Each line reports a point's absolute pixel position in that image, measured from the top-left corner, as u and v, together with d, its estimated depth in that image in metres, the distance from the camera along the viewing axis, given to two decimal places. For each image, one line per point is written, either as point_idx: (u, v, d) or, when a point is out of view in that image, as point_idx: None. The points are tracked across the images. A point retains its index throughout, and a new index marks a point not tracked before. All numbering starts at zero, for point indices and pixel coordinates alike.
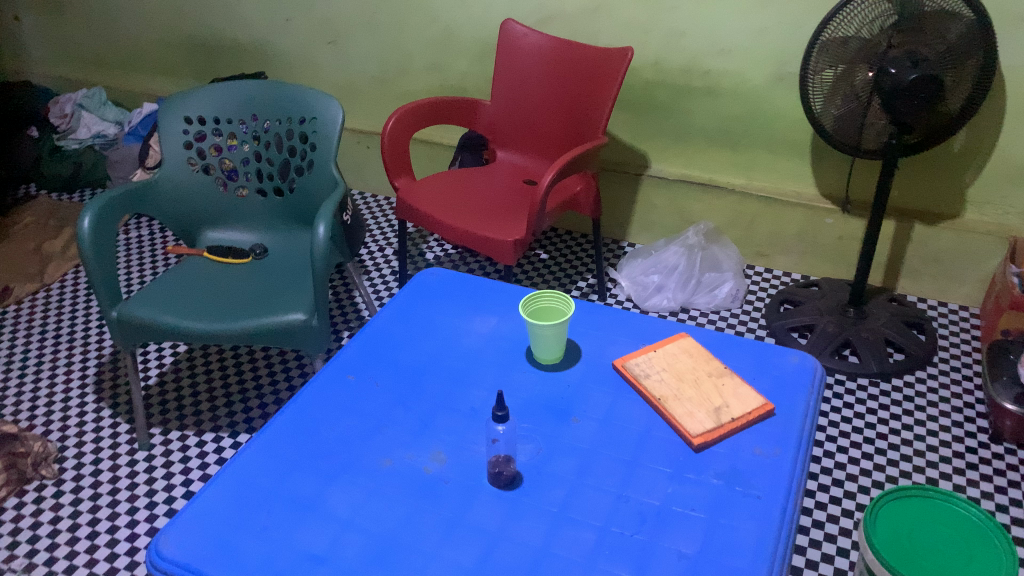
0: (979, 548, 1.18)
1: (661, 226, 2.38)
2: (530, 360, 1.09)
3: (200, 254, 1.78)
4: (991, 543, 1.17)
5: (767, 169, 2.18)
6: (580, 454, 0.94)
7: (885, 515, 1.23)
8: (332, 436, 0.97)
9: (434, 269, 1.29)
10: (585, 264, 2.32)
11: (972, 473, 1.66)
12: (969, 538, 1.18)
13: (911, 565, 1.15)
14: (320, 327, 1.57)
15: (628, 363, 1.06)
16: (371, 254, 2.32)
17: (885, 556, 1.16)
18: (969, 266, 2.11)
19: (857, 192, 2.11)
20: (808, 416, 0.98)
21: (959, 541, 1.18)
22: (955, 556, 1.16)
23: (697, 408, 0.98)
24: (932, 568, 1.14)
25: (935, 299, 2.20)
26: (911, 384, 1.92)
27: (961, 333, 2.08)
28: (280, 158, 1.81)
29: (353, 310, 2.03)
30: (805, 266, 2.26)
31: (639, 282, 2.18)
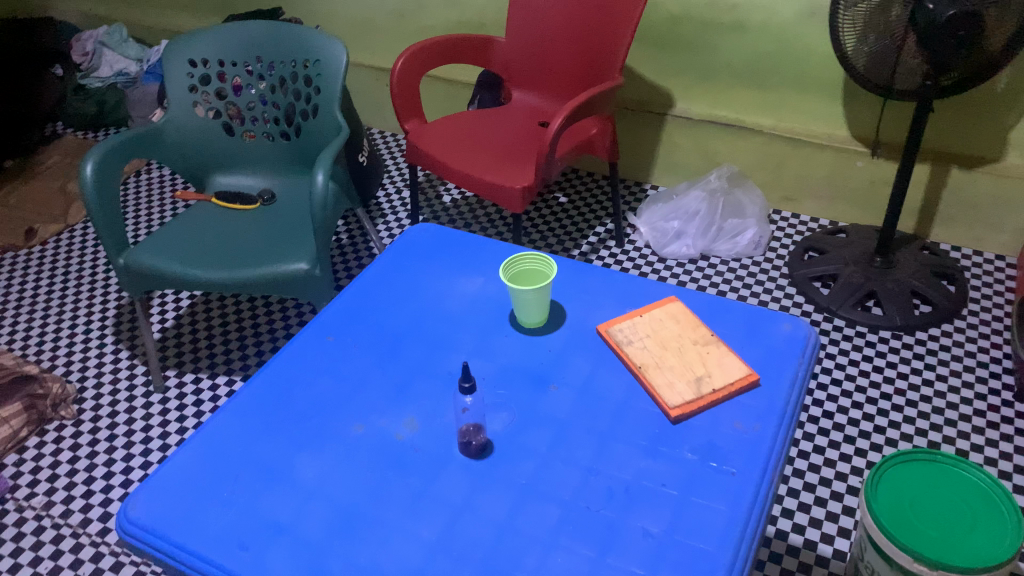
0: (983, 514, 1.15)
1: (685, 168, 2.30)
2: (513, 323, 1.06)
3: (209, 199, 1.77)
4: (995, 510, 1.14)
5: (796, 109, 2.08)
6: (555, 426, 0.92)
7: (887, 482, 1.20)
8: (309, 401, 0.97)
9: (424, 225, 1.26)
10: (605, 208, 2.27)
11: (992, 432, 1.62)
12: (974, 504, 1.15)
13: (912, 531, 1.13)
14: (323, 277, 1.56)
15: (612, 329, 1.02)
16: (386, 195, 2.29)
17: (885, 523, 1.14)
18: (1009, 214, 2.00)
19: (888, 133, 2.00)
20: (795, 388, 0.94)
21: (963, 507, 1.15)
22: (958, 522, 1.14)
23: (678, 377, 0.94)
24: (933, 535, 1.12)
25: (970, 248, 2.11)
26: (936, 338, 1.85)
27: (995, 284, 1.99)
28: (286, 102, 1.77)
29: (366, 251, 2.01)
30: (833, 212, 2.18)
31: (659, 228, 2.12)
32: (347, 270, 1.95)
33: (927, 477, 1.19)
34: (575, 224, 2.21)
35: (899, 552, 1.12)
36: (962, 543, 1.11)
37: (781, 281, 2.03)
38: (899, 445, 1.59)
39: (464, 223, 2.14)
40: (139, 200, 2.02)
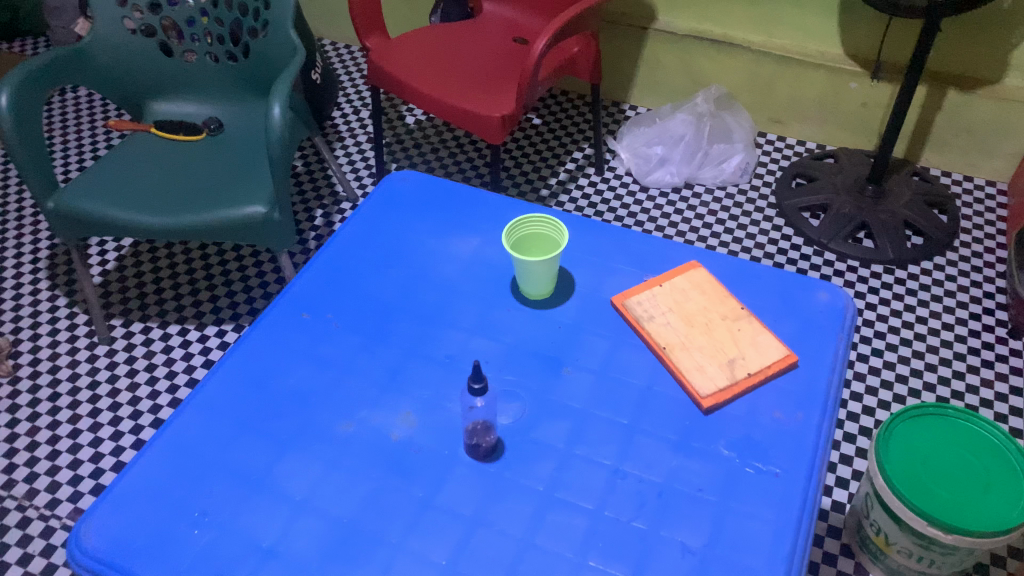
0: (996, 472, 1.11)
1: (668, 87, 2.15)
2: (516, 293, 0.94)
3: (147, 130, 1.56)
4: (1010, 469, 1.11)
5: (789, 25, 1.92)
6: (573, 417, 0.81)
7: (898, 440, 1.15)
8: (287, 393, 0.84)
9: (404, 172, 1.11)
10: (582, 131, 2.12)
11: (986, 372, 1.57)
12: (987, 462, 1.11)
13: (929, 495, 1.09)
14: (283, 221, 1.40)
15: (629, 301, 0.90)
16: (344, 116, 2.09)
17: (899, 485, 1.10)
18: (1004, 138, 1.91)
19: (890, 52, 1.86)
20: (837, 368, 0.85)
21: (977, 466, 1.11)
22: (972, 482, 1.10)
23: (708, 360, 0.84)
24: (947, 496, 1.09)
25: (961, 173, 2.03)
26: (929, 271, 1.79)
27: (986, 213, 1.92)
28: (231, 18, 1.53)
29: (326, 183, 1.84)
30: (822, 135, 2.07)
31: (641, 154, 1.98)
32: (306, 203, 1.79)
33: (941, 436, 1.15)
34: (551, 150, 2.06)
35: (914, 516, 1.10)
36: (975, 506, 1.07)
37: (769, 212, 1.93)
38: (895, 389, 1.54)
39: (431, 148, 1.97)
40: (69, 130, 1.81)
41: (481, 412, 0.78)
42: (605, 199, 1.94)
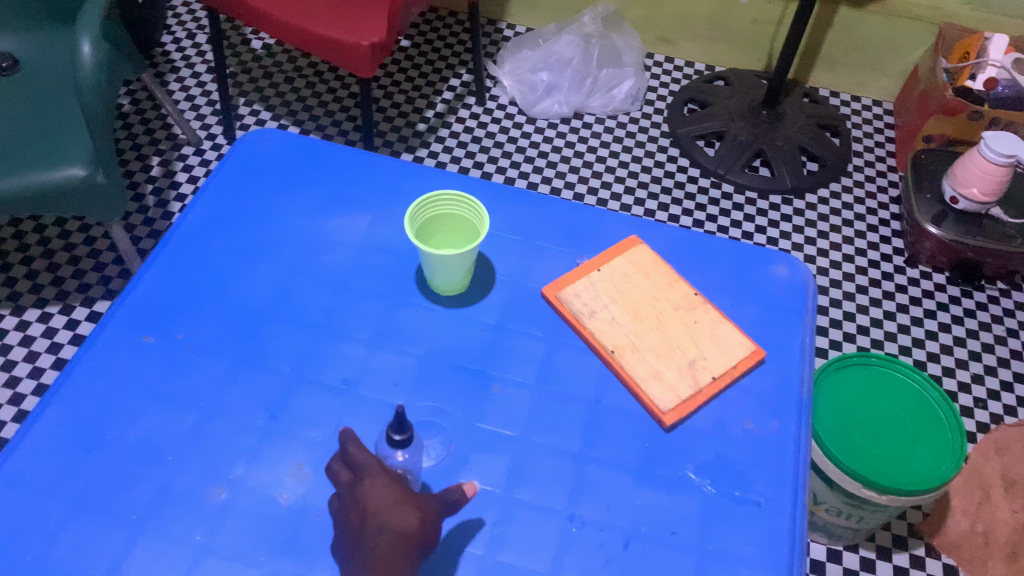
0: (924, 423, 1.03)
1: (548, 4, 1.91)
2: (422, 287, 0.76)
3: None
4: (938, 420, 1.03)
5: None
6: (507, 449, 0.66)
7: (826, 393, 1.06)
8: (130, 449, 0.64)
9: (264, 132, 0.88)
10: (460, 55, 1.89)
11: (889, 304, 1.54)
12: (914, 413, 1.04)
13: (857, 452, 1.00)
14: (110, 184, 1.09)
15: (563, 292, 0.74)
16: (175, 39, 1.74)
17: (826, 442, 1.00)
18: (892, 55, 1.85)
19: None
20: (807, 361, 0.73)
21: (903, 418, 1.03)
22: (900, 434, 1.02)
23: (665, 364, 0.70)
24: (876, 451, 1.00)
25: (849, 94, 1.96)
26: (827, 198, 1.72)
27: (875, 135, 1.87)
28: None
29: (162, 127, 1.54)
30: (711, 55, 1.92)
31: (526, 81, 1.79)
32: (138, 150, 1.49)
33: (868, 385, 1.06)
34: (425, 79, 1.83)
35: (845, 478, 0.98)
36: (905, 462, 0.99)
37: (662, 141, 1.78)
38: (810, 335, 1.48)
39: (286, 79, 1.68)
40: None
41: (399, 467, 0.60)
42: (491, 131, 1.74)
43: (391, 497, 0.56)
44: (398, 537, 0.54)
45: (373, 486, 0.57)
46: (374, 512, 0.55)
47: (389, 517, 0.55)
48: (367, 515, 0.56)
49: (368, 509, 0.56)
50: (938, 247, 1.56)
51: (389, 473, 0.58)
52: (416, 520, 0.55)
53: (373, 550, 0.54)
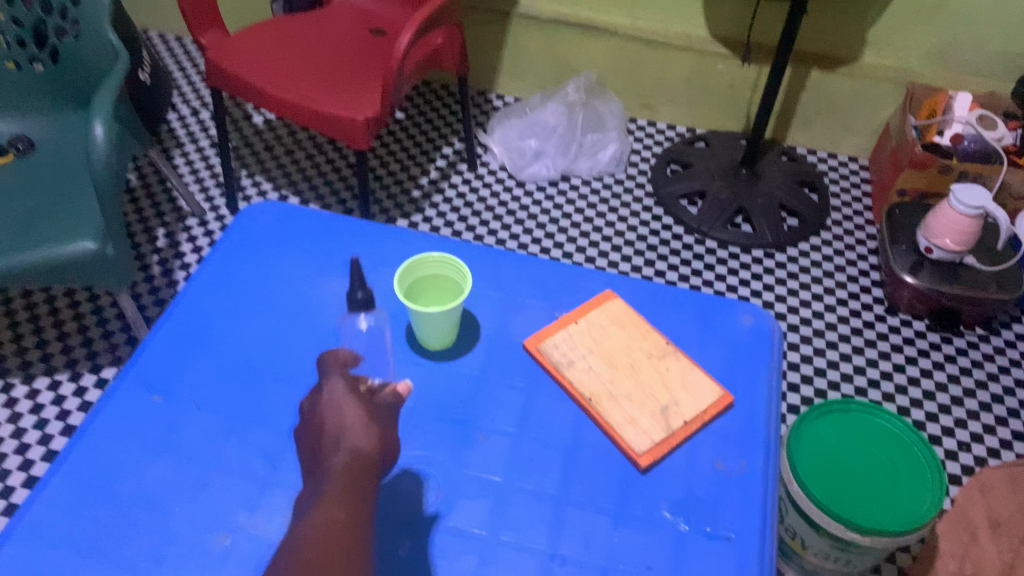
0: (902, 459, 1.07)
1: (535, 75, 2.01)
2: (410, 341, 0.81)
3: None
4: (916, 456, 1.07)
5: (655, 8, 1.82)
6: (491, 494, 0.70)
7: (808, 440, 1.09)
8: (140, 500, 0.68)
9: (262, 204, 0.95)
10: (451, 124, 1.99)
11: (871, 351, 1.59)
12: (892, 451, 1.08)
13: (842, 495, 1.03)
14: (118, 256, 1.14)
15: (544, 345, 0.80)
16: (180, 117, 1.83)
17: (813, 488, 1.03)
18: (863, 113, 1.93)
19: (760, 34, 1.79)
20: (772, 402, 0.78)
21: (882, 458, 1.07)
22: (881, 474, 1.06)
23: (639, 410, 0.75)
24: (862, 497, 1.03)
25: (826, 151, 2.05)
26: (807, 251, 1.78)
27: (852, 190, 1.94)
28: (31, 18, 1.22)
29: (168, 201, 1.61)
30: (691, 118, 2.01)
31: (514, 147, 1.87)
32: (144, 222, 1.56)
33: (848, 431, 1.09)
34: (418, 147, 1.92)
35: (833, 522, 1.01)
36: (888, 500, 1.02)
37: (646, 201, 1.86)
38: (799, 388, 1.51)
39: (286, 151, 1.76)
40: None
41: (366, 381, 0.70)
42: (482, 195, 1.82)
43: (352, 417, 0.65)
44: (356, 455, 0.63)
45: (340, 406, 0.66)
46: (334, 429, 0.64)
47: (350, 434, 0.64)
48: (328, 432, 0.64)
49: (330, 427, 0.65)
50: (916, 295, 1.62)
51: (351, 396, 0.67)
52: (372, 441, 0.64)
53: (332, 463, 0.62)
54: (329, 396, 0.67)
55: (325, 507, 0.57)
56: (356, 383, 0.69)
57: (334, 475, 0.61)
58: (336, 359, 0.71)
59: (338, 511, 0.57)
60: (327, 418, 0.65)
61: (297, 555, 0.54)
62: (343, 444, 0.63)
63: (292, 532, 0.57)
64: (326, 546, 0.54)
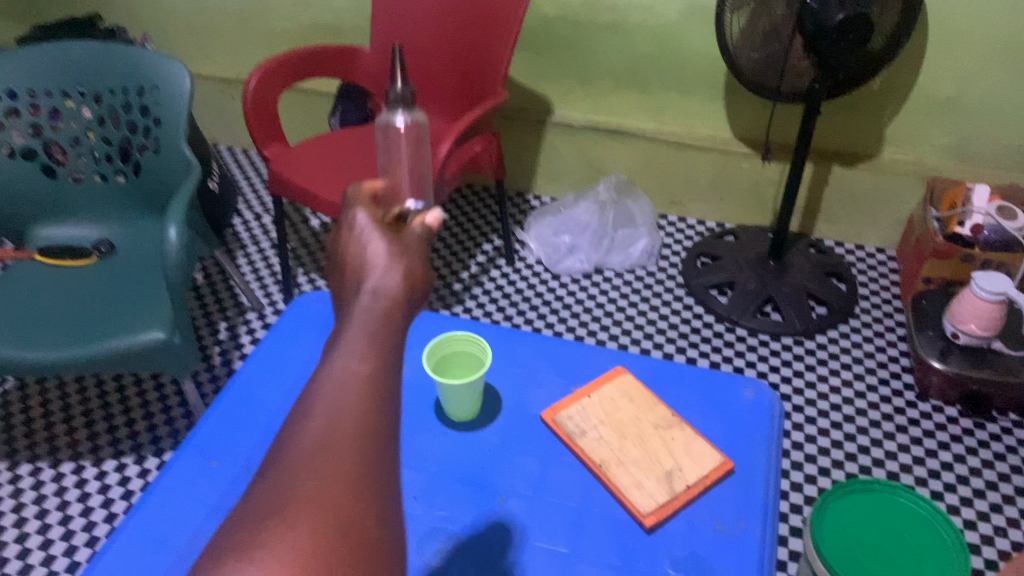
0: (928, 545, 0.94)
1: (570, 176, 2.15)
2: (439, 414, 0.90)
3: (31, 257, 1.39)
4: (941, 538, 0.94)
5: (680, 112, 1.95)
6: (508, 551, 0.76)
7: (829, 515, 0.97)
8: (194, 554, 0.77)
9: (316, 296, 1.10)
10: (491, 223, 2.12)
11: (902, 437, 1.58)
12: (917, 533, 0.95)
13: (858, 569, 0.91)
14: (185, 346, 1.25)
15: (559, 417, 0.88)
16: (244, 223, 2.00)
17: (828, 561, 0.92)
18: (888, 205, 1.99)
19: (778, 135, 1.91)
20: (771, 469, 0.84)
21: (906, 539, 0.94)
22: (904, 556, 0.92)
23: (645, 475, 0.81)
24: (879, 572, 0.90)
25: (852, 243, 2.10)
26: (836, 339, 1.82)
27: (880, 280, 1.99)
28: (119, 137, 1.40)
29: (231, 298, 1.75)
30: (720, 213, 2.10)
31: (550, 243, 1.99)
32: (208, 318, 1.70)
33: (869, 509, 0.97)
34: (460, 245, 2.05)
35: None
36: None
37: (677, 292, 1.94)
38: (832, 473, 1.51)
39: None
40: None
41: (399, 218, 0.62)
42: (519, 288, 1.92)
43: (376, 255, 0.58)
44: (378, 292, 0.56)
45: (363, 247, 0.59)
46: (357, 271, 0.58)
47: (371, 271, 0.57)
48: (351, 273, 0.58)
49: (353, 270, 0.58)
50: (945, 380, 1.63)
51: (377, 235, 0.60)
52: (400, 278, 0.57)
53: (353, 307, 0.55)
54: (349, 228, 0.61)
55: (337, 359, 0.50)
56: (377, 214, 0.64)
57: (356, 318, 0.54)
58: (361, 195, 0.66)
59: (353, 366, 0.49)
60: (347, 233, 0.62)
61: (315, 415, 0.47)
62: (366, 276, 0.57)
63: (311, 376, 0.51)
64: (351, 417, 0.47)
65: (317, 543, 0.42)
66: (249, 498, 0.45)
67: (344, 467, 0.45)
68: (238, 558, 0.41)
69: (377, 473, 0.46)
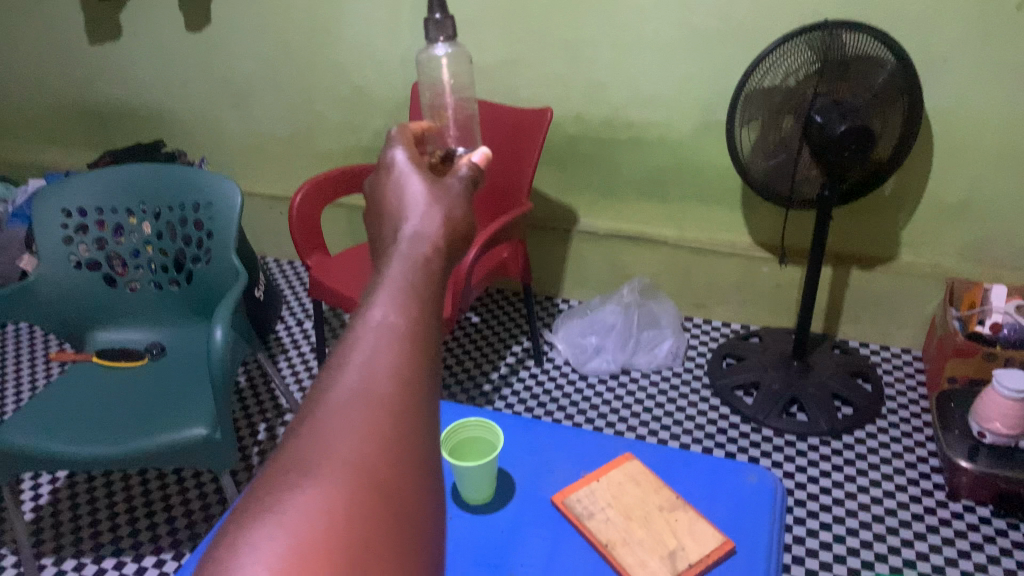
0: None
1: (597, 281, 2.23)
2: (456, 496, 0.95)
3: (89, 358, 1.50)
4: None
5: (700, 220, 2.03)
6: None
7: None
8: None
9: None
10: (520, 325, 2.21)
11: (933, 537, 1.54)
12: None
13: None
14: (226, 442, 1.32)
15: (569, 499, 0.93)
16: (287, 329, 2.11)
17: None
18: (911, 304, 1.98)
19: (792, 240, 1.98)
20: (774, 548, 0.87)
21: None
22: None
23: (650, 554, 0.85)
24: None
25: (878, 343, 2.08)
26: (864, 439, 1.81)
27: (906, 380, 1.97)
28: (174, 248, 1.53)
29: (272, 400, 1.83)
30: (744, 316, 2.15)
31: (577, 344, 2.05)
32: (249, 419, 1.78)
33: None
34: (492, 346, 2.13)
35: None
36: None
37: (704, 392, 1.97)
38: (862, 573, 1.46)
39: None
40: (22, 380, 1.86)
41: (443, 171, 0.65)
42: (548, 390, 1.97)
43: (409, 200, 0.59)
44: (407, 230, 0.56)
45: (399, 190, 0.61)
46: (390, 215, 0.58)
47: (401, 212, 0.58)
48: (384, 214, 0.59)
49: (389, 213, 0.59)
50: (976, 479, 1.58)
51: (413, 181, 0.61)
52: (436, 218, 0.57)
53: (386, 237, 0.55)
54: (389, 174, 0.64)
55: (369, 310, 0.45)
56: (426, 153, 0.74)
57: (395, 260, 0.51)
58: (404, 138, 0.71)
59: (389, 315, 0.45)
60: (386, 201, 0.60)
61: (347, 367, 0.42)
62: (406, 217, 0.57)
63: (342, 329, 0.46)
64: (389, 368, 0.42)
65: (355, 489, 0.37)
66: (272, 455, 0.40)
67: (382, 414, 0.40)
68: (272, 502, 0.36)
69: (418, 425, 0.41)
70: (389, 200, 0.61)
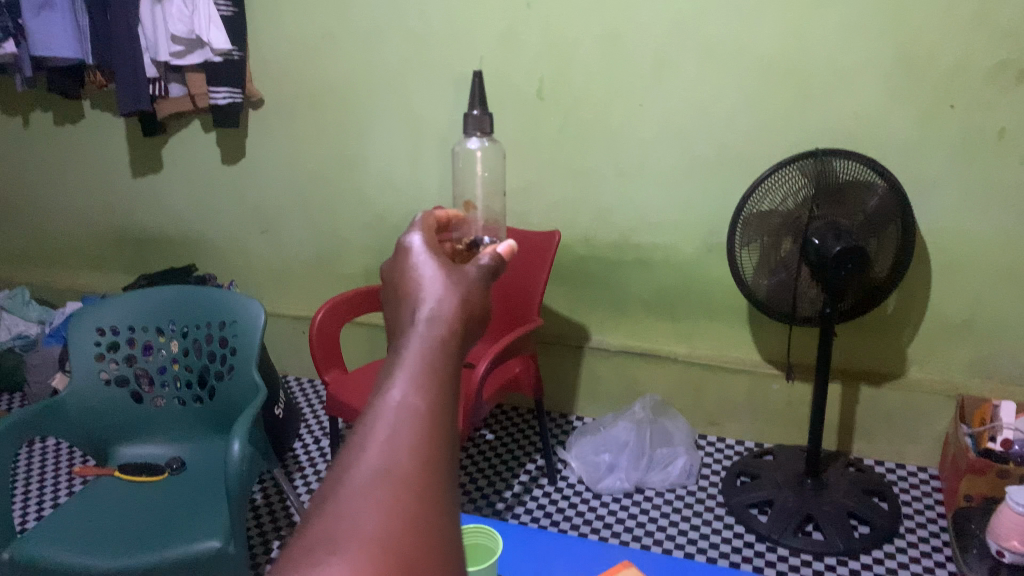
0: None
1: (610, 398, 2.25)
2: None
3: (111, 473, 1.54)
4: None
5: (708, 337, 2.08)
6: None
7: None
8: None
9: None
10: (535, 443, 2.23)
11: None
12: None
13: None
14: (238, 554, 1.35)
15: None
16: (304, 447, 2.15)
17: None
18: (923, 423, 1.96)
19: (799, 356, 2.02)
20: None
21: None
22: None
23: None
24: None
25: (892, 461, 2.04)
26: (882, 560, 1.75)
27: (923, 498, 1.92)
28: (199, 364, 1.61)
29: (286, 517, 1.85)
30: (757, 432, 2.14)
31: (590, 461, 2.06)
32: (262, 536, 1.79)
33: None
34: (506, 464, 2.15)
35: None
36: None
37: (718, 510, 1.94)
38: None
39: None
40: (44, 494, 1.90)
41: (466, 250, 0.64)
42: (561, 509, 1.96)
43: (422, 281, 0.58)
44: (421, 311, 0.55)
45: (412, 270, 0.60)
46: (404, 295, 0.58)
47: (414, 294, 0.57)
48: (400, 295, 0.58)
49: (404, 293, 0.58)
50: None
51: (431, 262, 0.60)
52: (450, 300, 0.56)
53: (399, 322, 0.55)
54: (405, 253, 0.63)
55: (389, 390, 0.47)
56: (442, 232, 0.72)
57: (412, 342, 0.51)
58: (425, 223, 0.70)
59: (409, 396, 0.46)
60: (402, 282, 0.59)
61: (370, 444, 0.44)
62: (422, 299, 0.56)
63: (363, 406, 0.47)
64: (409, 445, 0.44)
65: (377, 563, 0.39)
66: (296, 535, 0.41)
67: (404, 491, 0.42)
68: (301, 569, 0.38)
69: (436, 503, 0.42)
70: (403, 278, 0.60)
